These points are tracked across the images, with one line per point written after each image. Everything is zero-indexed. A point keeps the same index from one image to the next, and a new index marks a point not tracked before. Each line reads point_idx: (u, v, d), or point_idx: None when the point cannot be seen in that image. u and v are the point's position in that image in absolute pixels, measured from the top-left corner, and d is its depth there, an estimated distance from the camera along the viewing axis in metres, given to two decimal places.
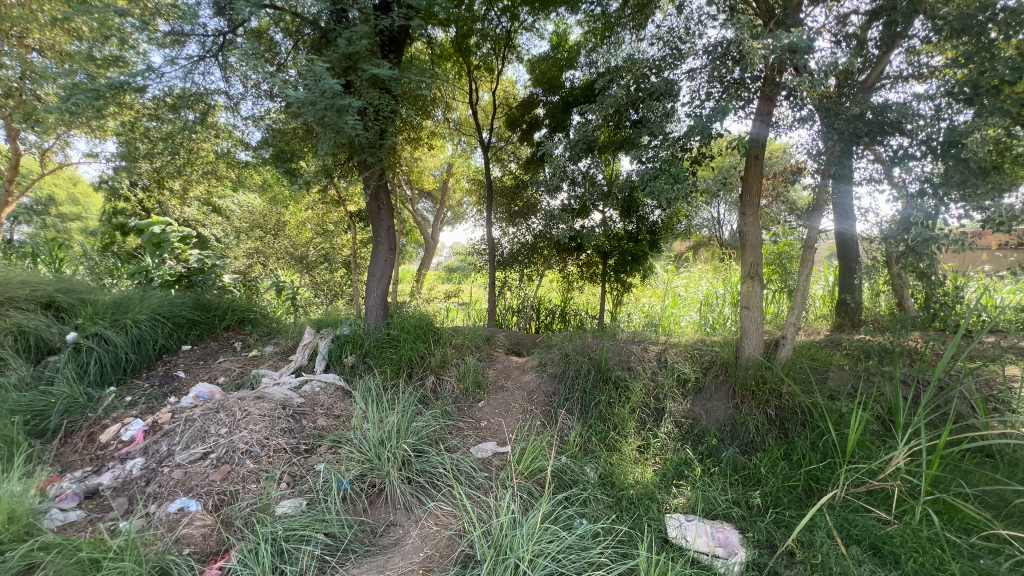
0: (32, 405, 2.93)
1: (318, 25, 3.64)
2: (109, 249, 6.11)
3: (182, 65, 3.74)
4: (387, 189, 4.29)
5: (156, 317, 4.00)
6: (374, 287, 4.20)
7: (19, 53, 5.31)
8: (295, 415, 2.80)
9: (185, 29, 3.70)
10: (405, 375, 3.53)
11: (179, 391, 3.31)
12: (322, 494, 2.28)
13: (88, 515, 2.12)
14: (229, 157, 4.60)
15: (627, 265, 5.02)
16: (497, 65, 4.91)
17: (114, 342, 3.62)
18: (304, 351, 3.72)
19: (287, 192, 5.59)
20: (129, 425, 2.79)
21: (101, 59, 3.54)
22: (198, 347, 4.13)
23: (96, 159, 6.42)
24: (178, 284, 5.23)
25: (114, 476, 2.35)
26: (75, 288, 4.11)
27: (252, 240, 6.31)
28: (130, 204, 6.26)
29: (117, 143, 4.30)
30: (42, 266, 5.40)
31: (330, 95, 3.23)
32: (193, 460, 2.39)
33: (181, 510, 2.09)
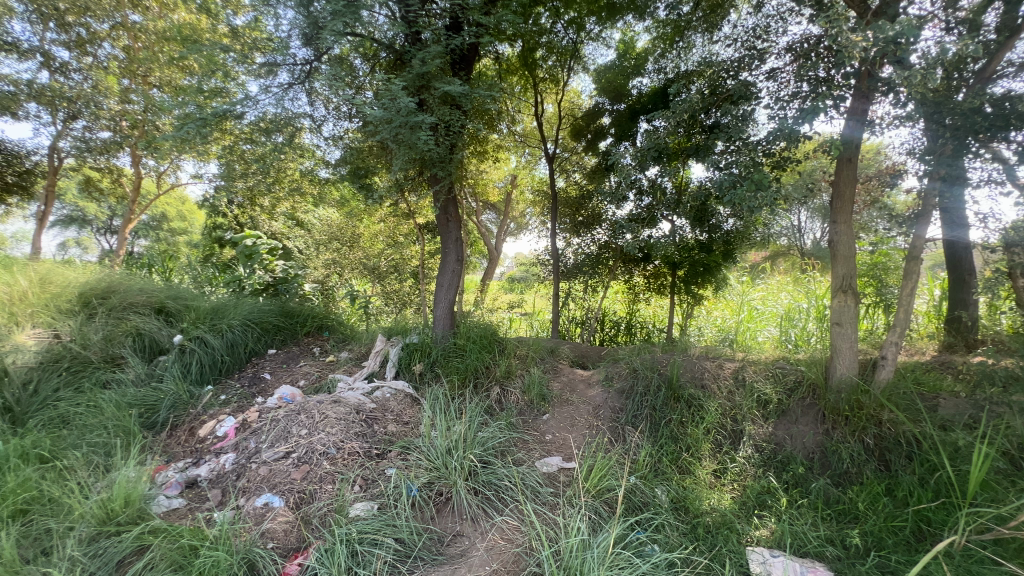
0: (145, 400, 3.28)
1: (393, 47, 3.87)
2: (209, 260, 6.77)
3: (275, 92, 4.09)
4: (455, 202, 4.40)
5: (247, 322, 4.36)
6: (441, 297, 4.30)
7: (143, 91, 6.08)
8: (368, 419, 2.91)
9: (277, 59, 4.03)
10: (471, 384, 3.57)
11: (265, 392, 3.57)
12: (392, 500, 2.33)
13: (188, 503, 2.32)
14: (311, 175, 4.96)
15: (697, 276, 4.78)
16: (562, 76, 4.91)
17: (212, 345, 3.99)
18: (377, 357, 3.84)
19: (362, 206, 5.92)
20: (224, 422, 3.04)
21: (207, 91, 3.94)
22: (282, 351, 4.44)
23: (201, 180, 7.19)
24: (266, 292, 5.69)
25: (211, 468, 2.57)
26: (181, 295, 4.58)
27: (329, 252, 6.63)
28: (227, 219, 6.92)
29: (218, 165, 4.78)
30: (156, 275, 6.11)
31: (405, 113, 3.39)
32: (277, 457, 2.54)
33: (266, 506, 2.23)
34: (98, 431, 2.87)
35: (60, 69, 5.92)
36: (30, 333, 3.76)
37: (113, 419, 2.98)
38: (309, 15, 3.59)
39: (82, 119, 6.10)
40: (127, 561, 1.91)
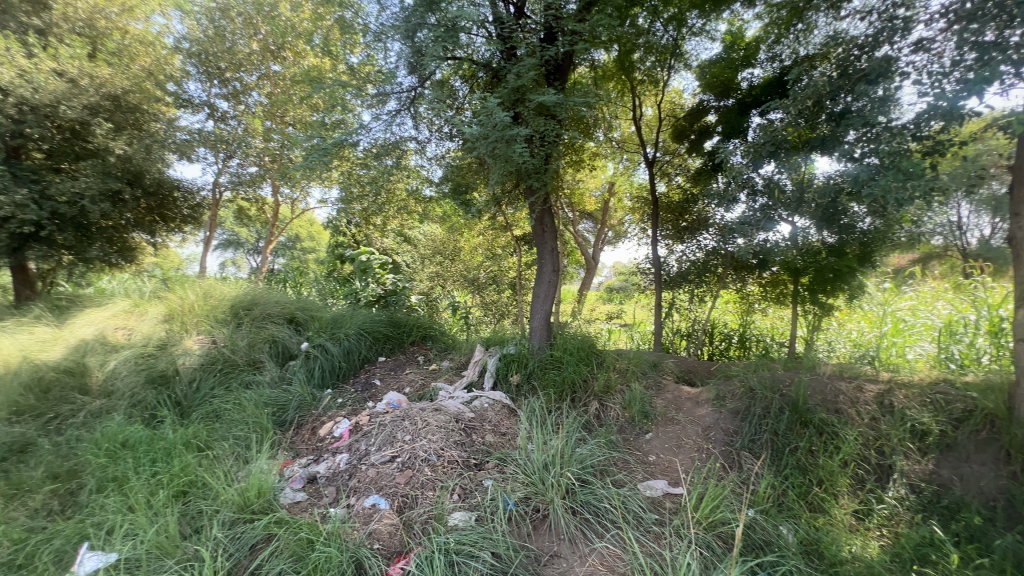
0: (277, 400, 3.69)
1: (490, 66, 4.03)
2: (331, 274, 7.54)
3: (384, 119, 4.44)
4: (550, 213, 4.38)
5: (361, 332, 4.75)
6: (537, 307, 4.26)
7: (281, 130, 6.99)
8: (466, 428, 2.97)
9: (387, 89, 4.37)
10: (568, 398, 3.48)
11: (375, 397, 3.82)
12: (489, 513, 2.32)
13: (308, 497, 2.53)
14: (417, 194, 5.29)
15: (826, 284, 4.20)
16: (662, 77, 4.66)
17: (332, 352, 4.40)
18: (475, 367, 3.92)
19: (462, 221, 6.14)
20: (339, 423, 3.30)
21: (329, 124, 4.41)
22: (391, 358, 4.74)
23: (326, 204, 8.07)
24: (377, 303, 6.35)
25: (328, 467, 2.79)
26: (307, 306, 5.13)
27: (433, 265, 6.88)
28: (346, 238, 7.64)
29: (339, 189, 5.31)
30: (290, 289, 6.95)
31: (501, 127, 3.46)
32: (384, 461, 2.68)
33: (374, 507, 2.35)
34: (241, 426, 3.29)
35: (222, 117, 7.07)
36: (195, 339, 4.46)
37: (252, 416, 3.39)
38: (413, 45, 3.84)
39: (236, 157, 7.19)
40: (258, 547, 2.12)
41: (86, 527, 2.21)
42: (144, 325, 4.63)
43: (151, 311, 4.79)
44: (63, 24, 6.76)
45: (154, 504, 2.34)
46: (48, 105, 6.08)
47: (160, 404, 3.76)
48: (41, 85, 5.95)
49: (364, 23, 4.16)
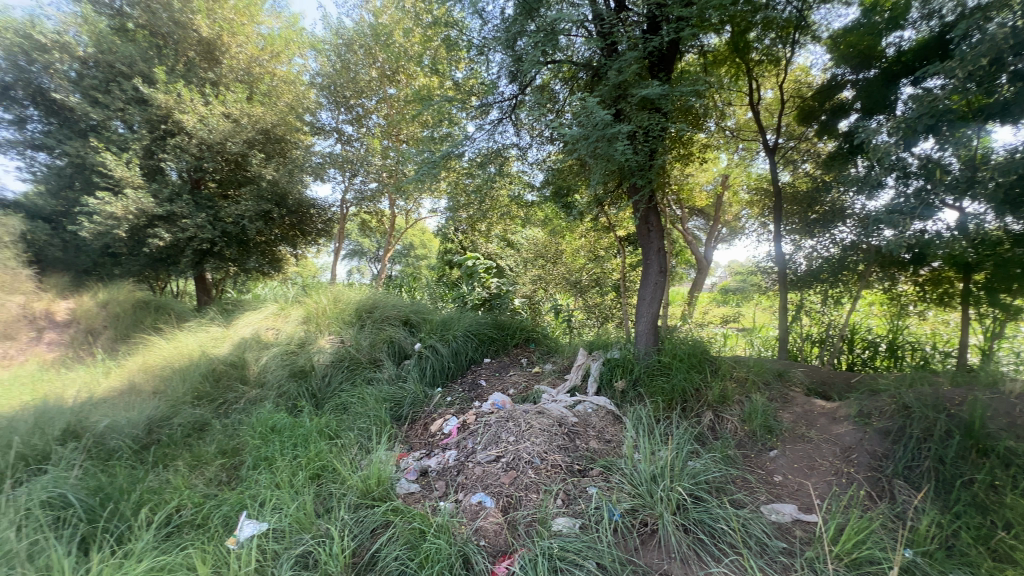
0: (394, 396, 3.99)
1: (590, 65, 3.97)
2: (441, 279, 8.01)
3: (487, 129, 4.60)
4: (657, 211, 4.15)
5: (468, 333, 4.97)
6: (643, 310, 4.07)
7: (397, 148, 7.60)
8: (570, 433, 2.93)
9: (490, 100, 4.53)
10: (678, 407, 3.26)
11: (481, 397, 3.96)
12: (594, 522, 2.26)
13: (421, 490, 2.69)
14: (519, 199, 5.41)
15: (1010, 283, 3.41)
16: (784, 55, 4.19)
17: (441, 353, 4.65)
18: (579, 371, 3.87)
19: (564, 224, 6.12)
20: (448, 421, 3.48)
21: (438, 138, 4.71)
22: (496, 360, 4.88)
23: (436, 213, 8.60)
24: (483, 306, 6.60)
25: (438, 461, 2.94)
26: (420, 309, 5.51)
27: (536, 269, 6.92)
28: (454, 244, 8.09)
29: (447, 198, 5.63)
30: (405, 294, 7.53)
31: (602, 126, 3.38)
32: (490, 460, 2.76)
33: (479, 504, 2.41)
34: (364, 419, 3.61)
35: (347, 140, 7.97)
36: (327, 339, 5.03)
37: (373, 409, 3.71)
38: (514, 53, 3.94)
39: (360, 175, 7.96)
40: (378, 531, 2.30)
41: (244, 497, 2.59)
42: (288, 325, 5.33)
43: (294, 314, 5.52)
44: (229, 75, 8.14)
45: (294, 484, 2.67)
46: (218, 143, 7.44)
47: (300, 395, 4.30)
48: (213, 126, 7.25)
49: (468, 39, 4.36)
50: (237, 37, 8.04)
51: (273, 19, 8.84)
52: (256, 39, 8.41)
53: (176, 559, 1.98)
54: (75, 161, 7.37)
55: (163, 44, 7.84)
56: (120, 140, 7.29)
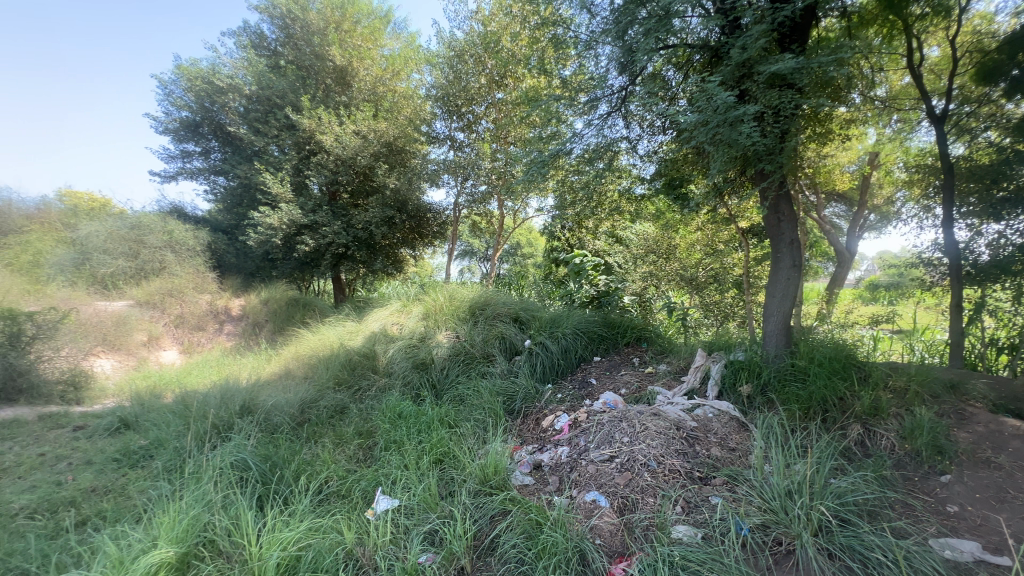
0: (507, 390, 4.13)
1: (708, 44, 3.70)
2: (548, 277, 8.11)
3: (596, 124, 4.54)
4: (789, 198, 3.72)
5: (577, 331, 4.95)
6: (772, 309, 3.70)
7: (505, 149, 7.85)
8: (689, 438, 2.78)
9: (598, 94, 4.45)
10: (818, 417, 2.92)
11: (592, 395, 3.92)
12: (719, 533, 2.11)
13: (535, 482, 2.75)
14: (628, 193, 5.27)
15: None
16: (957, 3, 3.47)
17: (551, 350, 4.70)
18: (697, 372, 3.65)
19: (677, 217, 5.81)
20: (560, 418, 3.50)
21: (545, 137, 4.77)
22: (606, 358, 4.80)
23: (542, 212, 8.74)
24: (591, 304, 6.50)
25: (551, 456, 2.98)
26: (530, 307, 5.63)
27: (646, 266, 6.54)
28: (561, 242, 8.14)
29: (555, 196, 5.68)
30: (514, 292, 7.76)
31: (723, 110, 3.14)
32: (603, 459, 2.72)
33: (594, 502, 2.40)
34: (480, 410, 3.80)
35: (459, 146, 8.43)
36: (444, 334, 5.38)
37: (488, 401, 3.88)
38: (624, 44, 3.84)
39: (471, 179, 8.35)
40: (496, 518, 2.40)
41: (379, 475, 2.88)
42: (410, 320, 5.80)
43: (415, 310, 5.98)
44: (359, 96, 9.09)
45: (420, 466, 2.90)
46: (350, 158, 8.41)
47: (422, 385, 4.67)
48: (346, 143, 8.19)
49: (575, 35, 4.35)
50: (365, 61, 8.94)
51: (393, 41, 9.65)
52: (380, 61, 9.24)
53: (328, 522, 2.27)
54: (244, 182, 8.82)
55: (308, 74, 9.02)
56: (275, 161, 8.55)
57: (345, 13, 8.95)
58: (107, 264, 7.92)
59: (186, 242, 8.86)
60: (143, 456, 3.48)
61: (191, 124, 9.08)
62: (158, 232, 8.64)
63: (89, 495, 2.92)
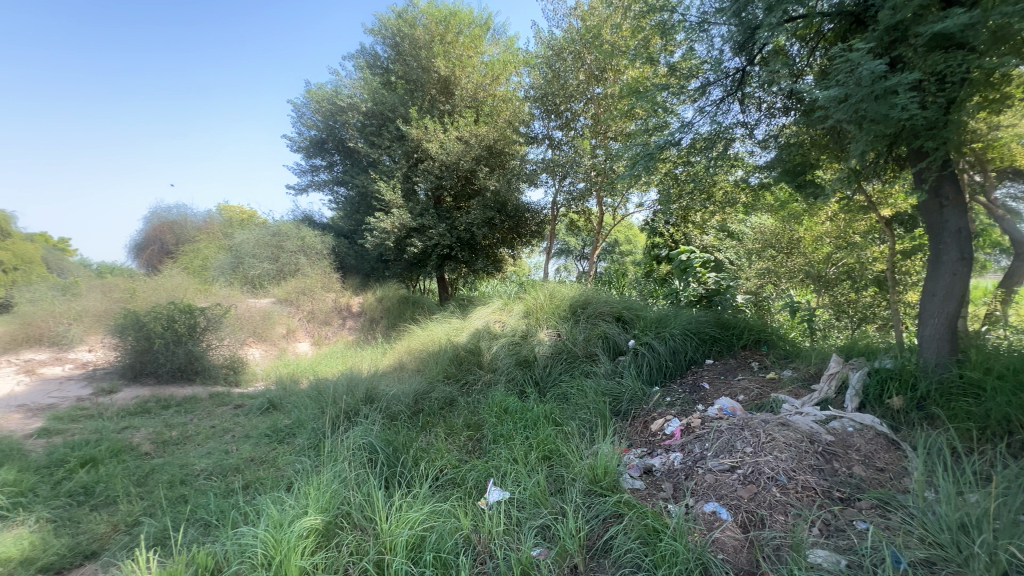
0: (612, 391, 4.05)
1: (843, 10, 3.19)
2: (650, 275, 7.82)
3: (708, 111, 4.28)
4: (954, 179, 3.16)
5: (687, 331, 4.69)
6: (931, 309, 3.17)
7: (605, 145, 7.70)
8: (825, 453, 2.50)
9: (710, 79, 4.20)
10: (998, 442, 2.44)
11: (705, 400, 3.68)
12: (869, 563, 1.86)
13: (646, 487, 2.65)
14: (742, 183, 4.87)
15: None
16: None
17: (658, 350, 4.51)
18: (831, 381, 3.26)
19: (802, 207, 5.24)
20: (671, 422, 3.35)
21: (649, 129, 4.60)
22: (719, 361, 4.47)
23: (643, 208, 8.44)
24: (700, 303, 6.00)
25: (662, 461, 2.85)
26: (633, 305, 5.46)
27: (763, 261, 6.04)
28: (663, 238, 7.83)
29: (660, 190, 5.44)
30: (614, 290, 7.60)
31: (869, 82, 2.76)
32: (723, 469, 2.54)
33: (714, 514, 2.25)
34: (585, 410, 3.77)
35: (557, 144, 8.44)
36: (546, 332, 5.42)
37: (593, 401, 3.84)
38: (742, 22, 3.57)
39: (569, 176, 8.28)
40: (608, 520, 2.36)
41: (489, 466, 2.99)
42: (512, 318, 5.91)
43: (515, 308, 6.10)
44: (461, 103, 9.50)
45: (529, 462, 2.95)
46: (454, 163, 8.82)
47: (526, 381, 4.76)
48: (450, 149, 8.64)
49: (683, 18, 4.12)
50: (466, 70, 9.34)
51: (493, 46, 9.91)
52: (480, 68, 9.57)
53: (447, 507, 2.41)
54: (362, 190, 9.71)
55: (416, 87, 9.64)
56: (387, 170, 9.27)
57: (448, 25, 9.39)
58: (256, 267, 9.41)
59: (316, 246, 9.99)
60: (288, 434, 4.00)
61: (319, 141, 10.22)
62: (294, 238, 9.87)
63: (249, 464, 3.43)
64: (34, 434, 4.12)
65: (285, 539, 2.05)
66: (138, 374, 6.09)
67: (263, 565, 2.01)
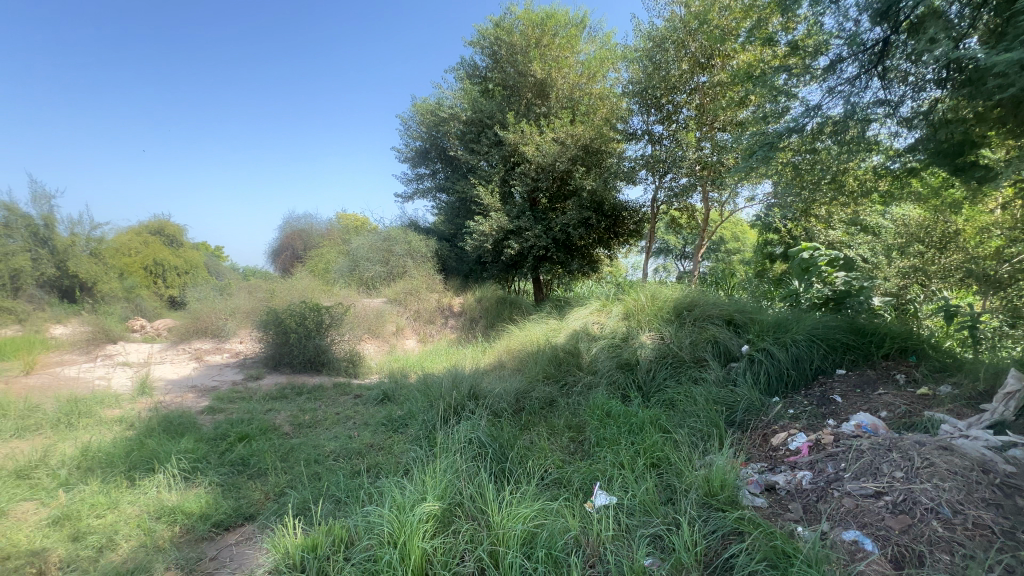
0: (725, 399, 3.78)
1: None
2: (762, 275, 7.19)
3: (840, 91, 3.87)
4: None
5: (812, 337, 4.23)
6: None
7: (713, 138, 7.31)
8: (1003, 487, 2.12)
9: (843, 54, 3.79)
10: None
11: (837, 414, 3.29)
12: None
13: (769, 505, 2.43)
14: (880, 170, 4.28)
15: None
16: None
17: (778, 357, 4.11)
18: (1007, 401, 2.75)
19: (961, 195, 4.46)
20: (796, 436, 3.04)
21: (767, 115, 4.28)
22: (853, 372, 3.95)
23: (754, 202, 7.80)
24: (825, 307, 5.25)
25: (787, 479, 2.60)
26: (746, 308, 5.06)
27: (907, 258, 5.41)
28: (779, 234, 7.16)
29: (777, 182, 4.98)
30: (722, 291, 7.11)
31: None
32: (865, 494, 2.26)
33: (856, 543, 2.00)
34: (695, 418, 3.56)
35: (657, 139, 8.10)
36: (648, 335, 5.23)
37: (704, 410, 3.61)
38: None
39: (671, 172, 7.87)
40: (728, 537, 2.20)
41: (595, 469, 2.95)
42: (611, 320, 5.78)
43: (614, 310, 5.96)
44: (557, 105, 9.54)
45: (637, 469, 2.87)
46: (550, 164, 8.86)
47: (628, 385, 4.63)
48: (546, 151, 8.61)
49: None
50: (563, 71, 9.40)
51: (589, 44, 9.84)
52: (577, 67, 9.58)
53: (555, 506, 2.43)
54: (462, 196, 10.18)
55: (514, 93, 9.90)
56: (486, 174, 9.61)
57: (544, 28, 9.47)
58: (370, 269, 10.32)
59: (421, 249, 10.65)
60: (401, 424, 4.32)
61: (423, 151, 10.89)
62: (402, 242, 10.63)
63: (370, 449, 3.76)
64: (203, 411, 4.92)
65: (407, 521, 2.21)
66: (278, 363, 6.98)
67: (389, 543, 2.18)
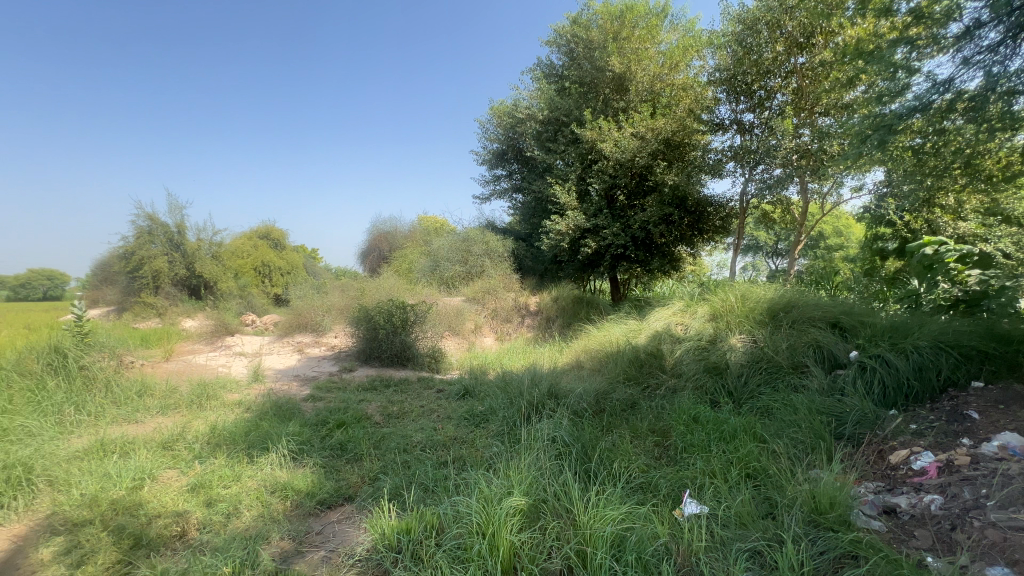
0: (832, 409, 3.44)
1: None
2: (872, 273, 6.46)
3: (978, 60, 3.38)
4: None
5: (939, 345, 3.73)
6: None
7: (814, 124, 6.71)
8: None
9: (983, 17, 3.31)
10: None
11: (973, 433, 2.87)
12: None
13: (889, 530, 2.18)
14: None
15: None
16: None
17: (896, 365, 3.66)
18: None
19: None
20: (920, 455, 2.70)
21: (884, 94, 3.89)
22: (994, 386, 3.42)
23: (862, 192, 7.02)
24: (954, 309, 4.61)
25: (911, 503, 2.31)
26: (854, 311, 4.58)
27: None
28: (893, 228, 6.38)
29: (893, 168, 4.45)
30: (823, 291, 6.48)
31: None
32: (1015, 527, 1.96)
33: None
34: (796, 428, 3.28)
35: (747, 128, 7.57)
36: (738, 337, 4.90)
37: (806, 420, 3.32)
38: None
39: (762, 163, 7.21)
40: (840, 560, 2.01)
41: (683, 476, 2.83)
42: (696, 321, 5.49)
43: (699, 310, 5.66)
44: (636, 99, 9.20)
45: (730, 479, 2.71)
46: (629, 160, 8.61)
47: (716, 390, 4.38)
48: (625, 147, 8.38)
49: None
50: (642, 63, 8.96)
51: (672, 34, 9.45)
52: (658, 58, 9.13)
53: (643, 511, 2.36)
54: (539, 195, 10.23)
55: (591, 89, 9.75)
56: (562, 173, 9.57)
57: (622, 20, 9.25)
58: (450, 269, 10.71)
59: (499, 249, 10.85)
60: (483, 419, 4.42)
61: (500, 152, 11.11)
62: (480, 242, 10.91)
63: (454, 442, 3.90)
64: (306, 398, 5.40)
65: (495, 513, 2.27)
66: (368, 357, 7.48)
67: (477, 533, 2.25)
